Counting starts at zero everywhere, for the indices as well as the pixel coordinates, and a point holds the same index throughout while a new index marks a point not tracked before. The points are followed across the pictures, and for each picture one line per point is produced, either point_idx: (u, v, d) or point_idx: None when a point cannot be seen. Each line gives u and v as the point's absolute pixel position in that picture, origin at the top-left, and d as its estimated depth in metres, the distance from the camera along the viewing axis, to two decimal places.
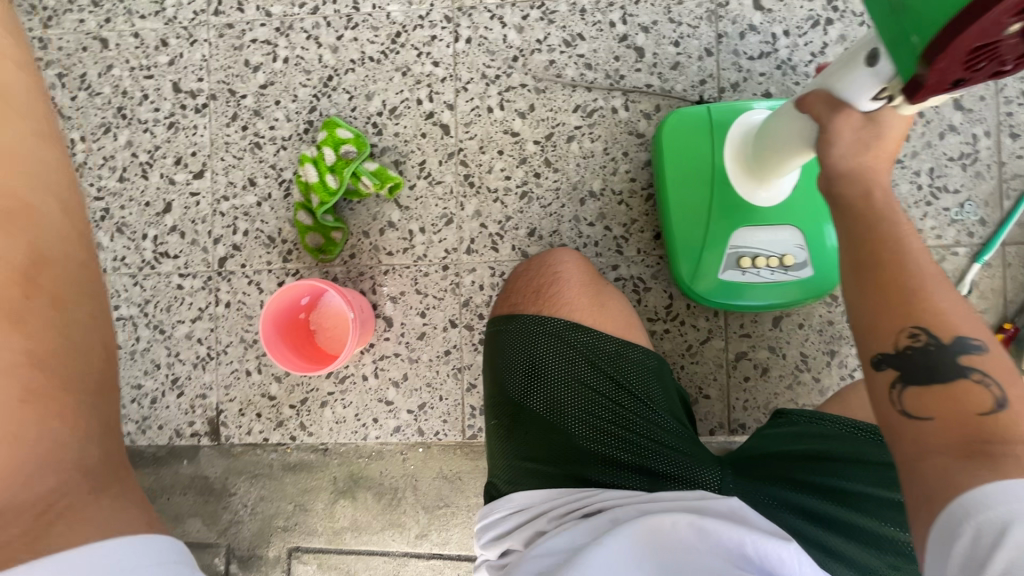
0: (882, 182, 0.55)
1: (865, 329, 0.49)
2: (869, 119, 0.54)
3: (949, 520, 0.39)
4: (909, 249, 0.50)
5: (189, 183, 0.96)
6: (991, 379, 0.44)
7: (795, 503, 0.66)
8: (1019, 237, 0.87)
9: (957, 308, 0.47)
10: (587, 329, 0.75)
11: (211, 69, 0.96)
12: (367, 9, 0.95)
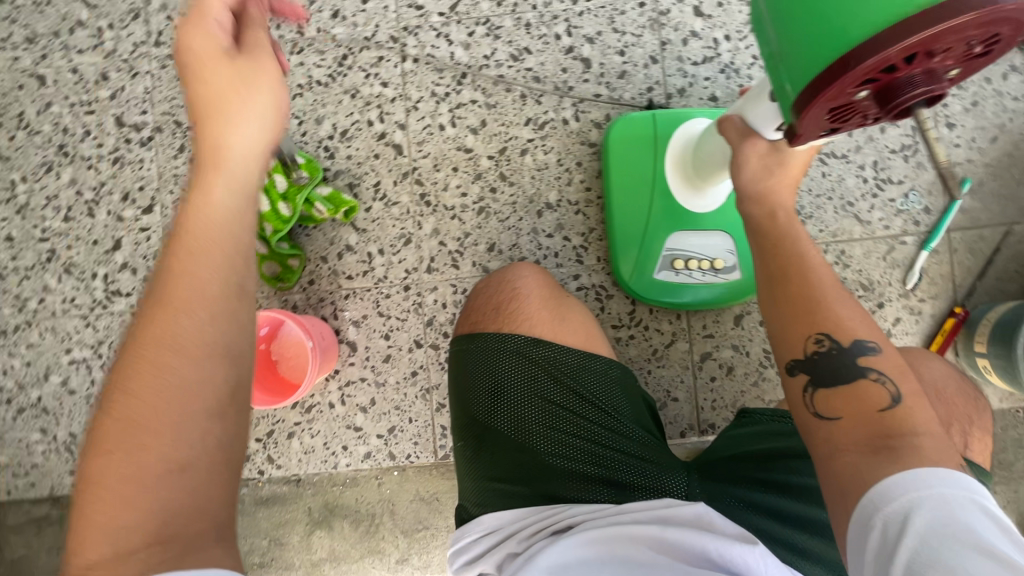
0: (785, 207, 0.63)
1: (782, 339, 0.57)
2: (773, 147, 0.62)
3: (864, 513, 0.45)
4: (813, 268, 0.59)
5: (138, 219, 0.94)
6: (884, 375, 0.52)
7: (761, 505, 0.67)
8: (963, 223, 0.90)
9: (856, 317, 0.55)
10: (549, 343, 0.75)
11: (155, 101, 0.94)
12: (313, 33, 0.94)
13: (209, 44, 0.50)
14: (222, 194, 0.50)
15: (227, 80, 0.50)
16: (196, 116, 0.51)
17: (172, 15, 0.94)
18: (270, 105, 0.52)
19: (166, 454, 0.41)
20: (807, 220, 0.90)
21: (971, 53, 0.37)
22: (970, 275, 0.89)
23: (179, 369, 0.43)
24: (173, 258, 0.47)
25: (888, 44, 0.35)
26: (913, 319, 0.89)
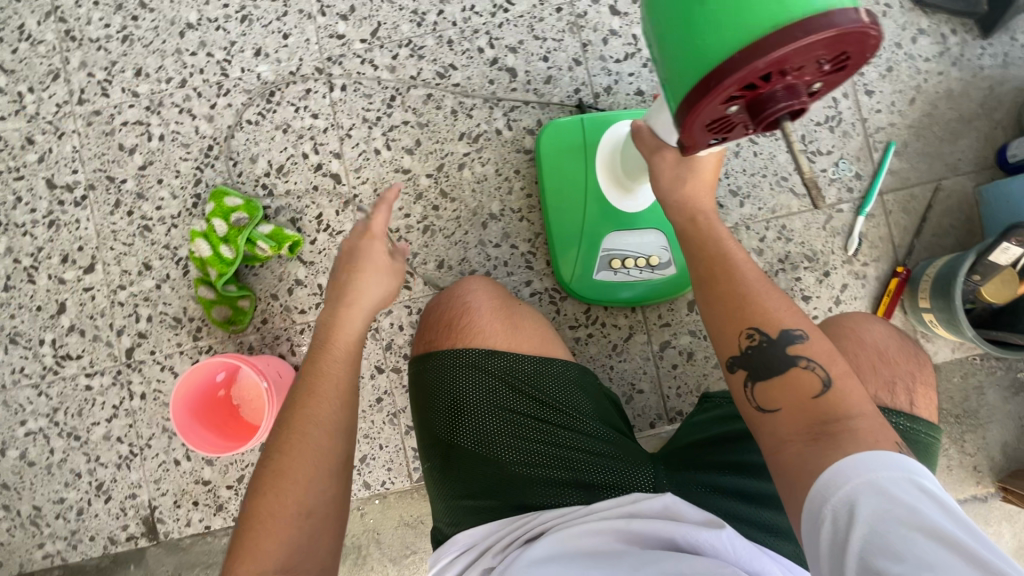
0: (706, 211, 0.66)
1: (718, 337, 0.59)
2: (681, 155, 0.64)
3: (814, 506, 0.45)
4: (736, 265, 0.61)
5: (81, 280, 0.92)
6: (813, 361, 0.53)
7: (727, 487, 0.67)
8: (893, 184, 0.92)
9: (782, 307, 0.57)
10: (502, 354, 0.73)
11: (85, 159, 0.93)
12: (237, 73, 0.93)
13: (374, 236, 0.70)
14: (356, 328, 0.67)
15: (379, 261, 0.69)
16: (343, 273, 0.69)
17: (92, 71, 0.93)
18: (396, 277, 0.71)
19: (302, 504, 0.56)
20: (745, 200, 0.92)
21: (828, 71, 0.39)
22: (907, 234, 0.91)
23: (319, 445, 0.59)
24: (316, 366, 0.64)
25: (747, 64, 0.37)
26: (860, 284, 0.91)
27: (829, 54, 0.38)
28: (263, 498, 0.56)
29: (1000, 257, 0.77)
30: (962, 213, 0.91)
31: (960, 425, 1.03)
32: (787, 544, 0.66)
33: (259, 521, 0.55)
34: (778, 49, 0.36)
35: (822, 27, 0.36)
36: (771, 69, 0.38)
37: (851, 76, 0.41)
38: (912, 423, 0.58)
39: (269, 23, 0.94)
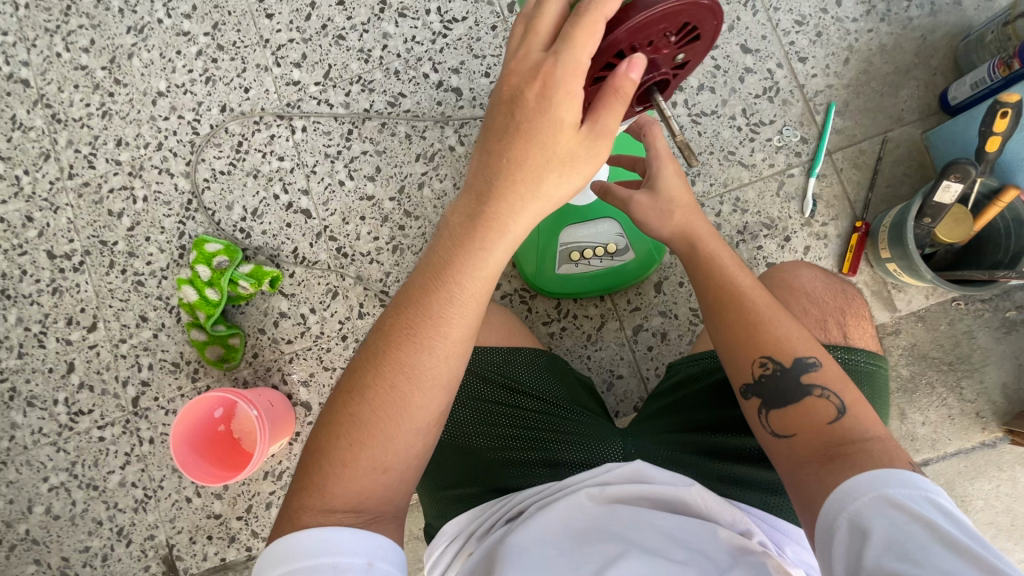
0: (704, 233, 0.69)
1: (731, 363, 0.64)
2: (653, 194, 0.69)
3: (832, 515, 0.50)
4: (746, 292, 0.65)
5: (85, 339, 0.99)
6: (827, 389, 0.59)
7: (693, 444, 0.70)
8: (840, 143, 0.94)
9: (795, 336, 0.62)
10: (471, 349, 0.75)
11: (79, 228, 1.01)
12: (207, 130, 1.01)
13: (567, 111, 0.42)
14: (498, 254, 0.45)
15: (559, 155, 0.43)
16: (499, 155, 0.44)
17: (78, 147, 1.02)
18: (569, 188, 0.45)
19: (380, 458, 0.44)
20: (696, 178, 0.94)
21: (684, 41, 0.43)
22: (862, 189, 0.93)
23: (414, 389, 0.45)
24: (434, 289, 0.46)
25: (606, 37, 0.41)
26: (822, 244, 0.92)
27: (678, 25, 0.41)
28: (341, 431, 0.45)
29: (944, 197, 0.76)
30: (913, 161, 0.93)
31: (955, 372, 1.01)
32: (751, 492, 0.66)
33: (333, 461, 0.44)
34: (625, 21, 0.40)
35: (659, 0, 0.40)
36: (628, 42, 0.42)
37: (712, 40, 0.44)
38: (850, 354, 0.67)
39: (231, 80, 1.01)
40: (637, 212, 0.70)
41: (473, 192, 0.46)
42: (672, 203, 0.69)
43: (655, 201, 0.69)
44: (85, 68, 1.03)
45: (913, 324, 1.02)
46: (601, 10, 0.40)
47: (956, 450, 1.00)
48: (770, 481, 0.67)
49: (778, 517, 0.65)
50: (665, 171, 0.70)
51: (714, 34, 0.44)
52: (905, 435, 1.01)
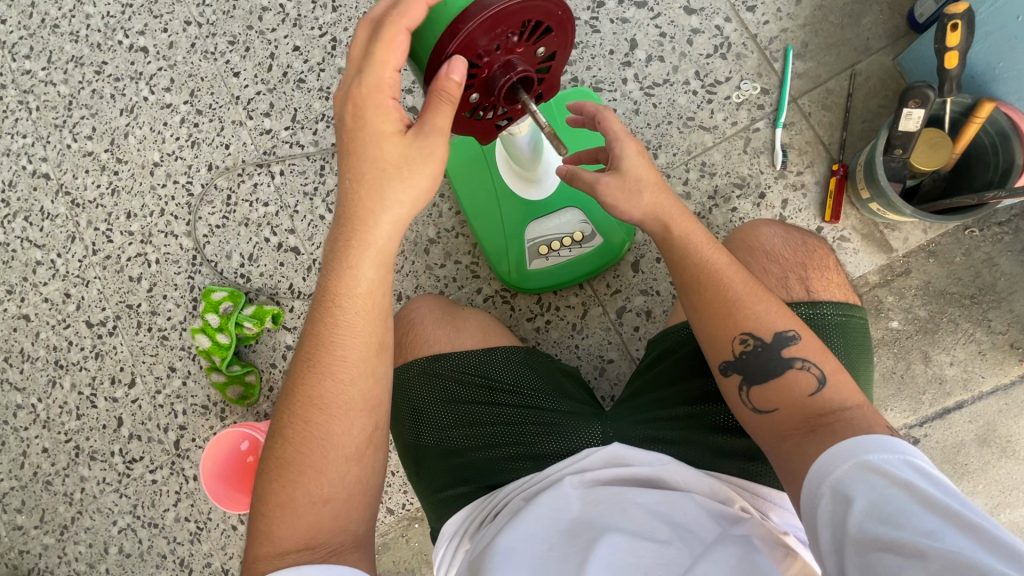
0: (674, 211, 0.64)
1: (710, 343, 0.61)
2: (618, 174, 0.63)
3: (813, 484, 0.50)
4: (716, 265, 0.61)
5: (128, 395, 1.10)
6: (808, 360, 0.57)
7: (669, 419, 0.68)
8: (805, 87, 0.90)
9: (771, 309, 0.59)
10: (447, 354, 0.73)
11: (109, 297, 1.12)
12: (199, 190, 1.10)
13: (383, 126, 0.48)
14: (365, 270, 0.51)
15: (392, 164, 0.48)
16: (343, 184, 0.50)
17: (97, 226, 1.14)
18: (413, 195, 0.50)
19: (316, 489, 0.49)
20: (658, 150, 0.93)
21: (537, 37, 0.45)
22: (835, 130, 0.88)
23: (328, 415, 0.51)
24: (320, 321, 0.51)
25: (459, 34, 0.42)
26: (801, 194, 0.88)
27: (525, 23, 0.43)
28: (276, 476, 0.50)
29: (909, 125, 0.71)
30: (887, 90, 0.88)
31: (980, 305, 0.94)
32: (731, 465, 0.64)
33: (274, 503, 0.49)
34: (472, 20, 0.41)
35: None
36: (479, 44, 0.43)
37: (569, 28, 0.45)
38: (815, 310, 0.63)
39: (212, 140, 1.10)
40: (604, 196, 0.64)
41: (332, 228, 0.52)
42: (642, 182, 0.63)
43: (622, 181, 0.63)
44: (91, 153, 1.15)
45: (925, 260, 0.95)
46: (400, 22, 0.44)
47: (993, 388, 0.93)
48: (746, 448, 0.64)
49: (756, 483, 0.63)
50: (626, 150, 0.64)
51: (567, 25, 0.45)
52: (932, 379, 0.94)
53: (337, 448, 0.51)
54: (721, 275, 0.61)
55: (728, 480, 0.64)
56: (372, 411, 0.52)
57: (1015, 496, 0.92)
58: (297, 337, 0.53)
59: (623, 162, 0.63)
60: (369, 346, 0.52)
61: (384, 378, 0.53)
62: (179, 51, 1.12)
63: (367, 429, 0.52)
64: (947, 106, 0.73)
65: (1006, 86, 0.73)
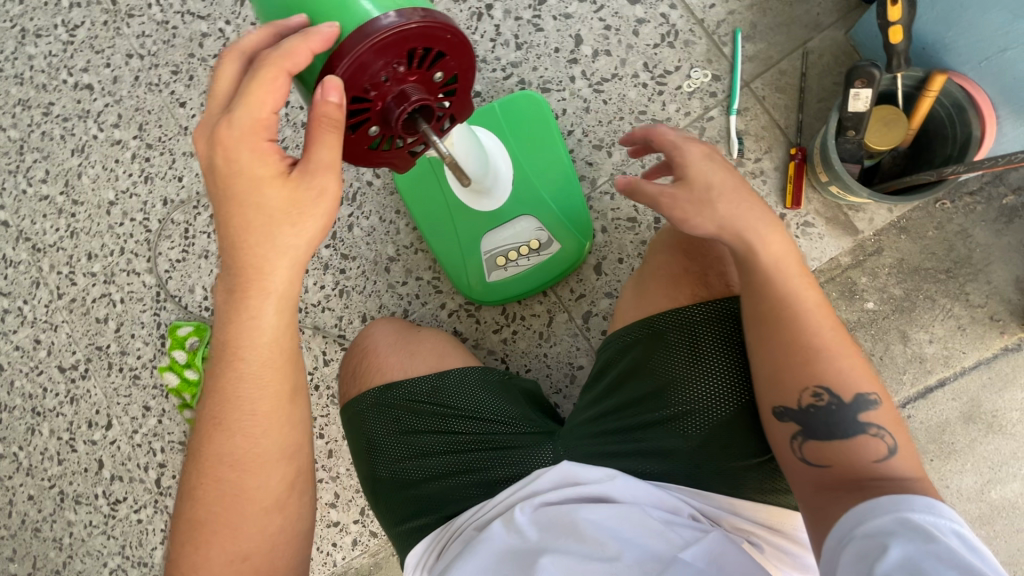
0: (764, 234, 0.60)
1: (774, 383, 0.57)
2: (693, 182, 0.61)
3: (846, 527, 0.49)
4: (803, 305, 0.58)
5: (106, 436, 1.10)
6: (883, 430, 0.54)
7: (614, 431, 0.67)
8: (757, 70, 0.87)
9: (856, 367, 0.56)
10: (399, 383, 0.74)
11: (79, 340, 1.11)
12: (157, 225, 1.08)
13: (261, 169, 0.48)
14: (267, 317, 0.53)
15: (277, 211, 0.49)
16: (230, 232, 0.50)
17: (60, 269, 1.12)
18: (308, 233, 0.51)
19: (233, 547, 0.54)
20: (612, 148, 0.90)
21: (429, 63, 0.44)
22: (791, 112, 0.86)
23: (242, 472, 0.55)
24: (225, 377, 0.54)
25: (348, 60, 0.41)
26: (761, 181, 0.86)
27: (409, 51, 0.42)
28: (197, 525, 0.55)
29: (859, 106, 0.68)
30: (840, 67, 0.85)
31: (956, 278, 0.91)
32: (677, 474, 0.63)
33: (192, 564, 0.55)
34: (350, 51, 0.41)
35: (379, 27, 0.41)
36: (374, 67, 0.42)
37: (470, 53, 0.44)
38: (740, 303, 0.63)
39: (165, 174, 1.08)
40: (671, 203, 0.61)
41: (226, 277, 0.53)
42: (712, 193, 0.60)
43: (692, 192, 0.61)
44: (48, 196, 1.13)
45: (896, 237, 0.92)
46: (282, 64, 0.44)
47: (975, 363, 0.90)
48: (692, 455, 0.63)
49: (705, 489, 0.62)
50: (696, 157, 0.62)
51: (461, 48, 0.44)
52: (913, 358, 0.91)
53: (255, 497, 0.56)
54: (807, 317, 0.57)
55: (677, 491, 0.62)
56: (288, 460, 0.57)
57: (1006, 471, 0.89)
58: (206, 387, 0.56)
59: (690, 171, 0.61)
60: (277, 398, 0.55)
61: (299, 426, 0.58)
62: (124, 85, 1.11)
63: (285, 475, 0.57)
64: (898, 81, 0.70)
65: (959, 54, 0.70)
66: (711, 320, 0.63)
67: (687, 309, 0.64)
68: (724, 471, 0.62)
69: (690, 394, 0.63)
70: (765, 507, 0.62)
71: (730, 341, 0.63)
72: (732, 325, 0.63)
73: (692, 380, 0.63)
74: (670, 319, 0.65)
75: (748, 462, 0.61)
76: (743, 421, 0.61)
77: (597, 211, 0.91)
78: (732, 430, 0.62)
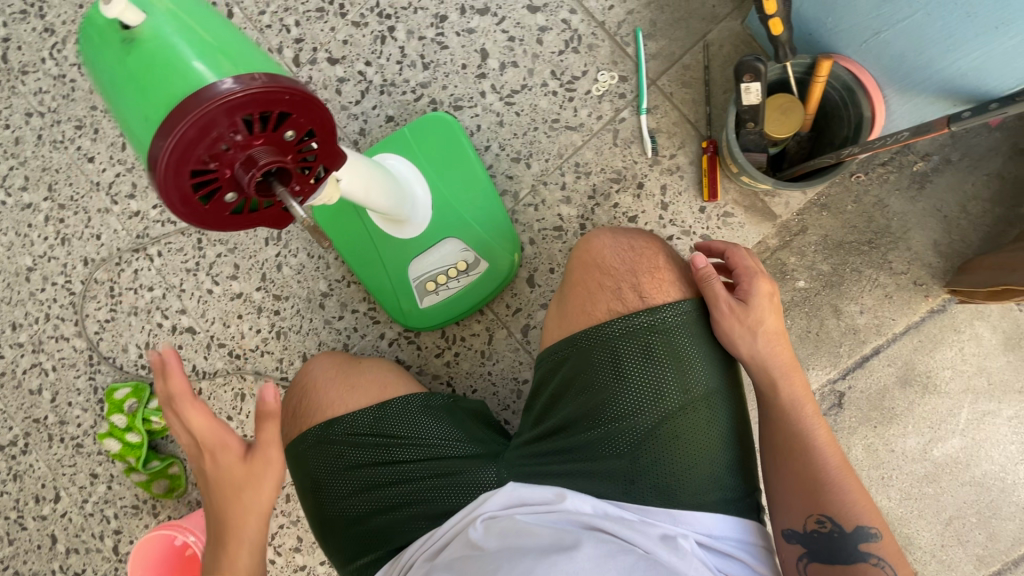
0: (791, 375, 0.66)
1: (785, 505, 0.63)
2: (745, 306, 0.65)
3: None
4: (818, 440, 0.63)
5: (56, 509, 1.06)
6: (885, 562, 0.59)
7: (559, 454, 0.67)
8: (661, 67, 0.88)
9: (864, 501, 0.60)
10: (340, 419, 0.72)
11: (14, 415, 1.07)
12: (81, 287, 1.04)
13: (223, 455, 0.62)
14: (241, 561, 0.61)
15: (243, 478, 0.62)
16: (212, 495, 0.63)
17: None
18: (269, 491, 0.62)
19: None
20: (530, 159, 0.90)
21: (275, 123, 0.42)
22: (699, 105, 0.87)
23: None
24: None
25: (188, 127, 0.39)
26: (678, 177, 0.87)
27: (249, 116, 0.41)
28: None
29: (752, 99, 0.68)
30: (740, 56, 0.86)
31: (879, 249, 0.93)
32: (615, 486, 0.64)
33: None
34: (183, 118, 0.39)
35: (214, 95, 0.39)
36: (218, 132, 0.40)
37: (324, 110, 0.44)
38: (656, 314, 0.64)
39: (82, 234, 1.04)
40: (722, 318, 0.64)
41: (209, 532, 0.63)
42: (761, 325, 0.65)
43: (746, 317, 0.64)
44: None
45: (818, 214, 0.94)
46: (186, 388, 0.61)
47: (906, 328, 0.93)
48: (626, 470, 0.64)
49: (642, 502, 0.63)
50: (758, 286, 0.66)
51: (307, 105, 0.42)
52: (847, 330, 0.93)
53: None
54: (821, 449, 0.63)
55: (617, 503, 0.64)
56: None
57: (945, 428, 0.92)
58: None
59: (753, 298, 0.65)
60: None
61: None
62: (26, 145, 1.06)
63: None
64: (789, 69, 0.71)
65: (841, 40, 0.71)
66: (633, 335, 0.64)
67: (605, 326, 0.65)
68: (658, 482, 0.63)
69: (618, 409, 0.64)
70: (703, 513, 0.62)
71: (651, 353, 0.63)
72: (652, 337, 0.64)
73: (620, 396, 0.64)
74: (591, 335, 0.66)
75: (679, 470, 0.63)
76: (667, 430, 0.63)
77: (523, 224, 0.90)
78: (667, 438, 0.63)
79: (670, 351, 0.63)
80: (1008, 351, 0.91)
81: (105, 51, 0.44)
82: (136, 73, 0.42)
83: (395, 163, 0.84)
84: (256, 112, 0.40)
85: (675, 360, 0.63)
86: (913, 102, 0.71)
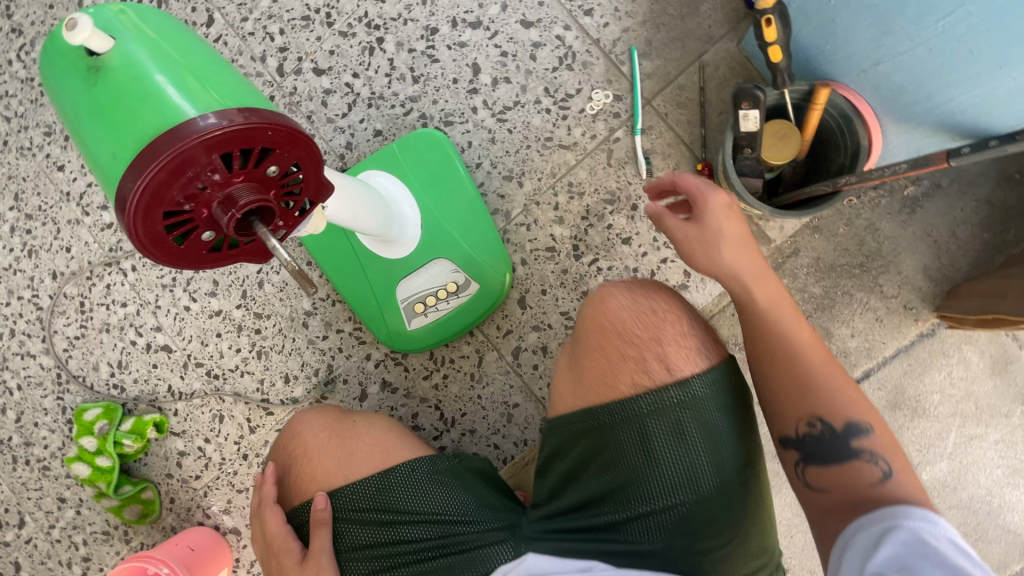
0: (762, 279, 0.63)
1: (773, 411, 0.60)
2: (702, 225, 0.63)
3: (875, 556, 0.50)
4: (796, 339, 0.60)
5: (20, 535, 1.01)
6: (880, 457, 0.56)
7: (583, 530, 0.63)
8: (656, 88, 0.86)
9: (848, 396, 0.58)
10: (339, 491, 0.66)
11: None
12: (48, 301, 0.99)
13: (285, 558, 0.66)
14: None
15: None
16: None
17: None
18: None
19: None
20: (523, 178, 0.88)
21: (256, 159, 0.40)
22: (694, 127, 0.85)
23: None
24: None
25: (158, 167, 0.36)
26: None
27: (229, 153, 0.38)
28: None
29: (750, 126, 0.67)
30: (736, 78, 0.85)
31: (869, 272, 0.93)
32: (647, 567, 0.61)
33: None
34: (154, 160, 0.36)
35: (189, 131, 0.36)
36: (192, 171, 0.37)
37: (310, 141, 0.41)
38: (686, 389, 0.60)
39: (50, 246, 0.99)
40: (683, 243, 0.64)
41: None
42: (721, 237, 0.63)
43: (701, 234, 0.64)
44: None
45: (811, 237, 0.93)
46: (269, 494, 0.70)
47: (896, 351, 0.93)
48: (659, 552, 0.61)
49: None
50: (721, 215, 0.64)
51: (291, 139, 0.40)
52: (837, 353, 0.93)
53: None
54: (800, 349, 0.60)
55: None
56: None
57: (933, 452, 0.92)
58: None
59: (712, 217, 0.63)
60: None
61: None
62: None
63: None
64: (787, 96, 0.71)
65: (839, 68, 0.70)
66: (663, 411, 0.60)
67: (632, 400, 0.61)
68: (692, 564, 0.61)
69: (648, 490, 0.61)
70: None
71: (683, 431, 0.60)
72: (683, 414, 0.60)
73: (650, 476, 0.61)
74: (614, 410, 0.62)
75: (714, 549, 0.60)
76: (703, 513, 0.60)
77: (515, 244, 0.88)
78: (700, 519, 0.60)
79: (703, 429, 0.60)
80: (995, 375, 0.91)
81: (67, 77, 0.41)
82: (100, 102, 0.39)
83: (383, 180, 0.81)
84: (235, 149, 0.37)
85: (708, 437, 0.60)
86: (910, 131, 0.71)
